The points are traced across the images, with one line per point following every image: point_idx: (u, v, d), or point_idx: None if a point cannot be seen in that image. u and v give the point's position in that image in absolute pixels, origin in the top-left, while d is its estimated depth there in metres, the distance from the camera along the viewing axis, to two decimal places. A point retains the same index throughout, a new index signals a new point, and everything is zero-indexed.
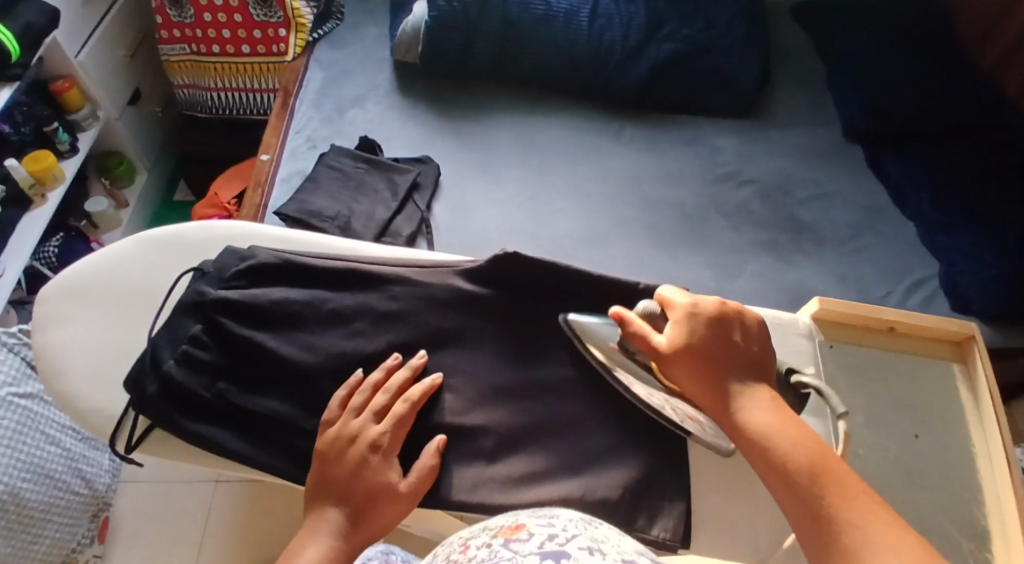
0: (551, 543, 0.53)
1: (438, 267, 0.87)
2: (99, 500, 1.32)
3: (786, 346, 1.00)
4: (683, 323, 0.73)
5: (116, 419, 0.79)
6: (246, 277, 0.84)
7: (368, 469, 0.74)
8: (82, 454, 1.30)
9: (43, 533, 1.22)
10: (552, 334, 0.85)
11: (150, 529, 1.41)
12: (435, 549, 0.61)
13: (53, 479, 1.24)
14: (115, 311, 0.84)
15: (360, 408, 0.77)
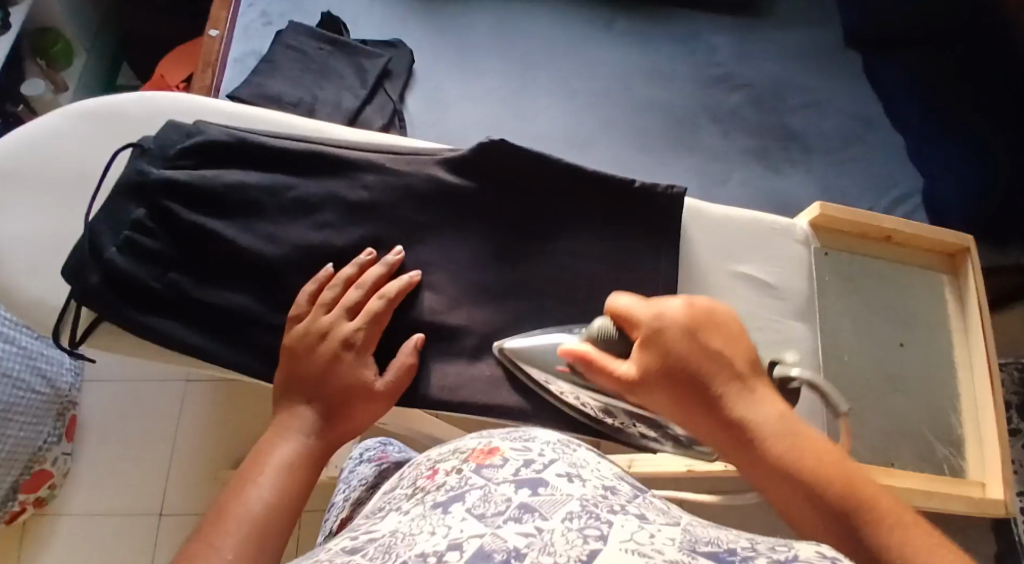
0: (527, 471, 0.48)
1: (415, 155, 0.79)
2: (62, 399, 1.22)
3: (778, 251, 0.94)
4: (648, 344, 0.64)
5: (59, 310, 0.73)
6: (193, 156, 0.76)
7: (342, 366, 0.69)
8: (40, 352, 1.16)
9: (7, 433, 1.10)
10: (536, 233, 0.79)
11: (121, 426, 1.33)
12: (401, 470, 0.57)
13: (11, 378, 1.10)
14: (49, 193, 0.77)
15: (331, 304, 0.71)
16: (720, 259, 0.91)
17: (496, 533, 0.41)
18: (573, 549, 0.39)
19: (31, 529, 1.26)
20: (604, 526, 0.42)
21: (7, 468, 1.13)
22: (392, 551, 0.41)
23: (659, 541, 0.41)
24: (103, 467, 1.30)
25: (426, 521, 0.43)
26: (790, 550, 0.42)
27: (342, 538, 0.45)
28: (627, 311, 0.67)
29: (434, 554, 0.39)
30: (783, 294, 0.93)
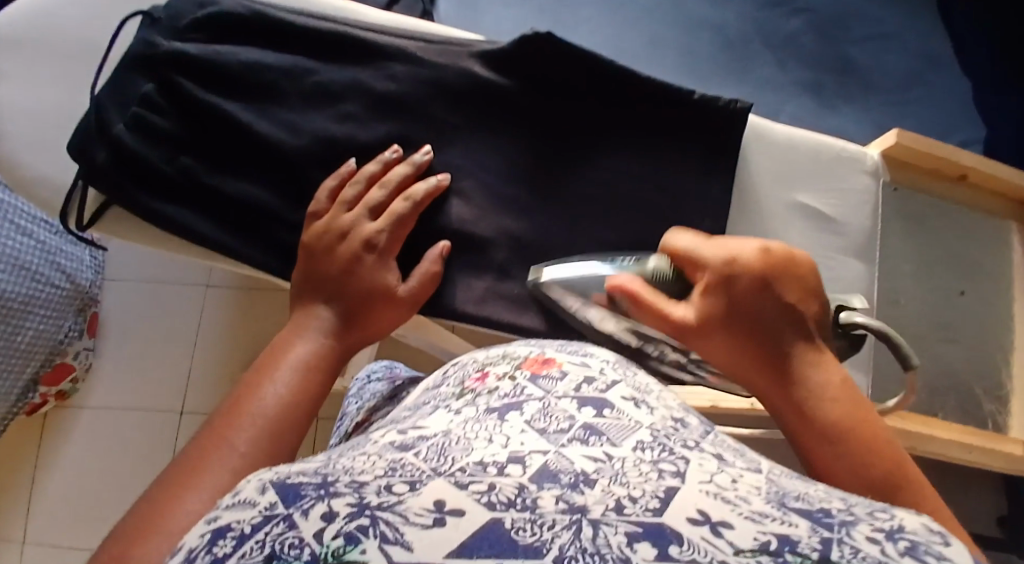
0: (589, 388, 0.41)
1: (448, 44, 0.71)
2: (85, 296, 1.14)
3: (846, 187, 0.76)
4: (714, 289, 0.57)
5: (65, 191, 0.68)
6: (205, 31, 0.70)
7: (362, 269, 0.62)
8: (60, 249, 1.09)
9: (26, 324, 1.05)
10: (574, 141, 0.71)
11: (139, 325, 1.27)
12: (442, 367, 0.51)
13: (29, 271, 1.04)
14: (56, 68, 0.70)
15: (353, 202, 0.65)
16: (771, 185, 0.74)
17: (558, 453, 0.34)
18: (647, 483, 0.33)
19: (53, 420, 1.25)
20: (681, 462, 0.35)
21: (26, 359, 1.08)
22: (446, 452, 0.33)
23: (744, 489, 0.34)
24: (124, 365, 1.26)
25: (478, 426, 0.37)
26: (891, 517, 0.34)
27: (385, 430, 0.38)
28: (691, 250, 0.60)
29: (491, 465, 0.33)
30: (840, 230, 0.75)
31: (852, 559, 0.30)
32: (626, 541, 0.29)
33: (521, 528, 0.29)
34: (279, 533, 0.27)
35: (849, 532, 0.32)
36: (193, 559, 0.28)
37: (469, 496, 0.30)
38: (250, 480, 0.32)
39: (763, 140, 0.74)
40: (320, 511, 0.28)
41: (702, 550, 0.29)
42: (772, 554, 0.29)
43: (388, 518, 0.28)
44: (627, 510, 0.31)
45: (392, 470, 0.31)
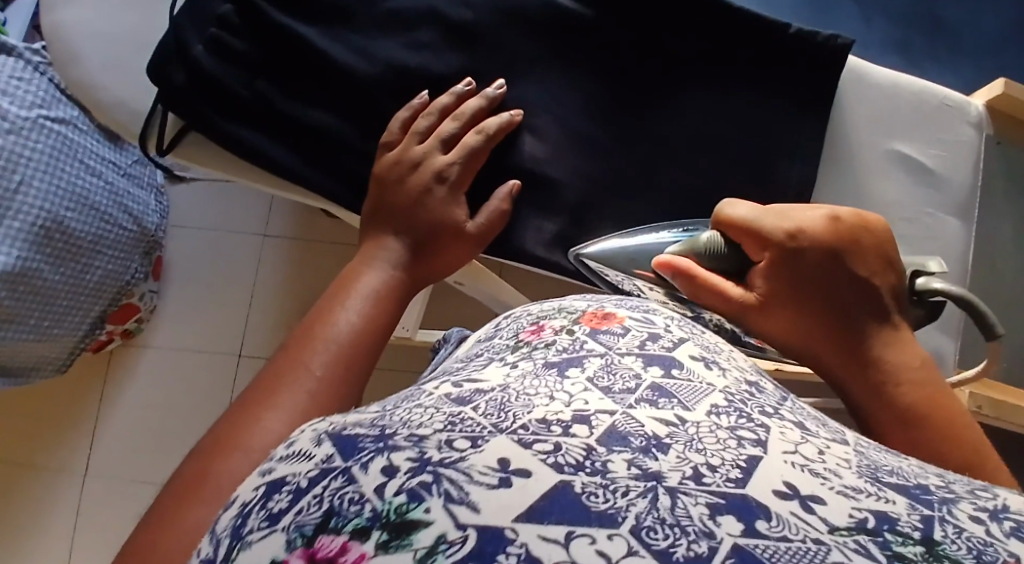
0: (653, 346, 0.36)
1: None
2: (151, 239, 1.16)
3: (945, 134, 0.70)
4: (777, 262, 0.55)
5: (144, 116, 0.66)
6: None
7: (432, 202, 0.61)
8: (128, 192, 1.08)
9: (95, 264, 1.05)
10: (654, 82, 0.67)
11: (201, 269, 1.29)
12: (497, 318, 0.47)
13: (99, 212, 1.03)
14: None
15: (426, 133, 0.63)
16: (866, 133, 0.68)
17: (625, 414, 0.31)
18: (726, 451, 0.29)
19: (118, 358, 1.28)
20: (761, 429, 0.31)
21: (95, 298, 1.09)
22: (506, 407, 0.30)
23: (833, 460, 0.30)
24: (186, 308, 1.28)
25: (537, 382, 0.33)
26: (995, 497, 0.30)
27: (438, 382, 0.36)
28: (747, 220, 0.57)
29: (555, 423, 0.29)
30: (939, 184, 0.69)
31: (955, 539, 0.27)
32: (707, 513, 0.26)
33: (593, 494, 0.26)
34: (337, 487, 0.25)
35: (951, 511, 0.28)
36: (249, 512, 0.26)
37: (535, 457, 0.27)
38: (302, 432, 0.30)
39: (859, 83, 0.69)
40: (379, 465, 0.26)
41: (794, 526, 0.26)
42: (871, 533, 0.26)
43: (450, 475, 0.26)
44: (706, 479, 0.27)
45: (450, 424, 0.28)
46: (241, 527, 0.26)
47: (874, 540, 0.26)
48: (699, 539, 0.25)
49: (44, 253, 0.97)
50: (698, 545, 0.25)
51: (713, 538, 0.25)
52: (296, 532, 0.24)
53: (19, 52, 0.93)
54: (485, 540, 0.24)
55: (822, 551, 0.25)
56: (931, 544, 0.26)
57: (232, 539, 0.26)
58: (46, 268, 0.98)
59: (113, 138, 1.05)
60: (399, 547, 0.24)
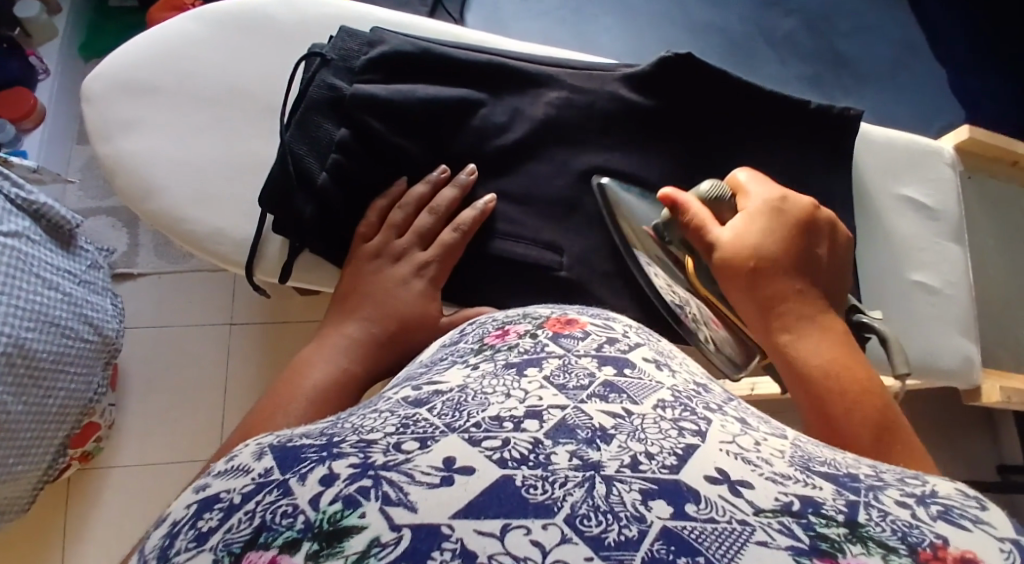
0: (610, 348, 0.37)
1: (593, 70, 0.74)
2: (112, 347, 1.10)
3: (930, 177, 0.79)
4: (763, 211, 0.59)
5: (248, 245, 0.71)
6: (382, 69, 0.70)
7: (409, 293, 0.65)
8: (85, 299, 1.05)
9: (57, 385, 1.00)
10: (706, 150, 0.73)
11: (158, 373, 1.25)
12: (460, 325, 0.47)
13: (59, 327, 0.99)
14: (207, 113, 0.72)
15: (401, 225, 0.69)
16: (880, 180, 0.78)
17: (576, 408, 0.31)
18: (665, 440, 0.30)
19: (78, 485, 1.18)
20: (702, 421, 0.32)
21: (58, 423, 1.04)
22: (461, 406, 0.31)
23: (767, 451, 0.31)
24: (151, 420, 1.23)
25: (495, 380, 0.33)
26: (923, 483, 0.31)
27: (399, 387, 0.36)
28: (746, 189, 0.62)
29: (506, 419, 0.30)
30: (940, 217, 0.78)
31: (880, 522, 0.28)
32: (640, 498, 0.27)
33: (532, 486, 0.27)
34: (271, 502, 0.26)
35: (877, 497, 0.29)
36: (179, 533, 0.26)
37: (480, 453, 0.28)
38: (248, 446, 0.31)
39: (865, 142, 0.78)
40: (318, 475, 0.26)
41: (721, 509, 0.27)
42: (796, 515, 0.27)
43: (391, 477, 0.26)
44: (642, 467, 0.28)
45: (403, 427, 0.29)
46: (168, 548, 0.26)
47: (798, 522, 0.27)
48: (630, 523, 0.26)
49: (5, 383, 0.92)
50: (629, 529, 0.26)
51: (643, 521, 0.26)
52: (224, 550, 0.25)
53: None
54: (420, 539, 0.24)
55: (747, 533, 0.26)
56: (856, 527, 0.27)
57: (159, 560, 0.25)
58: (9, 400, 0.94)
59: (64, 246, 1.04)
60: (329, 555, 0.24)
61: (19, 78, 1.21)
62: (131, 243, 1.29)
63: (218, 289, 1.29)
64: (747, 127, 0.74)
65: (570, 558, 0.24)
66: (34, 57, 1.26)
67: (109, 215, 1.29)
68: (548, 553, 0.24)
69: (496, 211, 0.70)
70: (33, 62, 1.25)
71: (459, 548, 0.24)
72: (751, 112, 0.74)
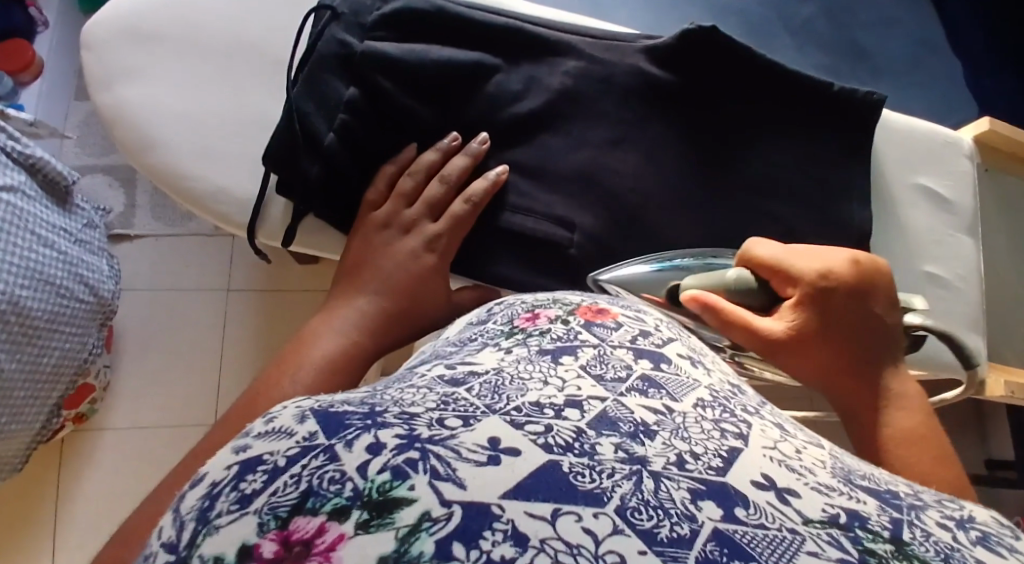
0: (644, 341, 0.36)
1: (612, 39, 0.72)
2: (109, 309, 1.09)
3: (947, 168, 0.78)
4: (802, 303, 0.53)
5: (254, 206, 0.69)
6: (394, 29, 0.68)
7: (417, 266, 0.64)
8: (81, 258, 1.02)
9: (50, 345, 0.98)
10: (724, 128, 0.72)
11: (153, 336, 1.23)
12: (485, 305, 0.46)
13: (54, 286, 0.96)
14: (211, 64, 0.70)
15: (411, 195, 0.67)
16: (897, 170, 0.76)
17: (616, 400, 0.30)
18: (709, 440, 0.28)
19: (71, 445, 1.16)
20: (744, 424, 0.30)
21: (51, 384, 1.02)
22: (500, 388, 0.29)
23: (809, 458, 0.29)
24: (145, 381, 1.21)
25: (531, 366, 0.32)
26: (961, 507, 0.30)
27: (429, 363, 0.35)
28: (777, 261, 0.56)
29: (547, 406, 0.28)
30: (955, 209, 0.77)
31: (924, 542, 0.26)
32: (689, 497, 0.25)
33: (580, 474, 0.25)
34: (316, 467, 0.24)
35: (918, 516, 0.28)
36: (217, 495, 0.25)
37: (524, 436, 0.26)
38: (284, 407, 0.29)
39: (883, 130, 0.77)
40: (364, 443, 0.25)
41: (770, 515, 0.25)
42: (843, 528, 0.26)
43: (439, 451, 0.25)
44: (689, 466, 0.27)
45: (443, 404, 0.28)
46: (208, 510, 0.24)
47: (847, 534, 0.25)
48: (681, 522, 0.24)
49: None
50: (681, 527, 0.24)
51: (694, 521, 0.25)
52: (269, 514, 0.23)
53: None
54: (470, 517, 0.23)
55: (797, 542, 0.25)
56: (901, 545, 0.26)
57: (199, 521, 0.24)
58: (1, 357, 0.92)
59: (59, 204, 1.02)
60: (379, 525, 0.23)
61: (20, 29, 1.19)
62: (127, 203, 1.26)
63: (214, 253, 1.27)
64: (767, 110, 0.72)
65: (623, 550, 0.23)
66: (34, 7, 1.23)
67: (105, 173, 1.27)
68: (600, 543, 0.23)
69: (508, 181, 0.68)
70: (32, 13, 1.22)
71: (510, 529, 0.23)
72: (771, 95, 0.72)
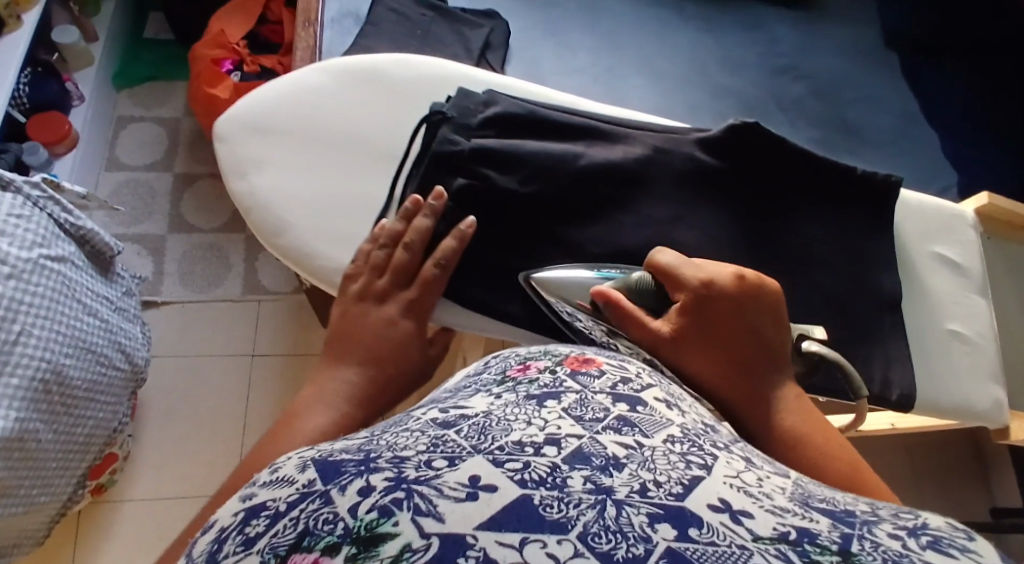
0: (624, 386, 0.38)
1: (669, 133, 0.76)
2: (138, 376, 1.13)
3: (957, 239, 0.80)
4: (691, 306, 0.58)
5: None
6: (494, 128, 0.72)
7: (397, 332, 0.64)
8: (120, 327, 1.07)
9: (85, 416, 1.02)
10: (739, 198, 0.74)
11: (178, 402, 1.26)
12: (484, 357, 0.49)
13: (95, 354, 1.01)
14: (339, 160, 0.74)
15: (383, 265, 0.67)
16: (916, 241, 0.79)
17: (591, 438, 0.32)
18: (674, 471, 0.31)
19: (88, 519, 1.17)
20: (709, 458, 0.33)
21: (83, 455, 1.06)
22: (486, 430, 0.32)
23: (769, 487, 0.32)
24: (167, 451, 1.23)
25: (517, 409, 0.34)
26: (916, 516, 0.31)
27: (425, 411, 0.37)
28: (672, 267, 0.61)
29: (528, 444, 0.31)
30: (966, 275, 0.79)
31: (873, 552, 0.28)
32: (647, 520, 0.27)
33: (549, 505, 0.27)
34: (313, 510, 0.27)
35: (870, 530, 0.29)
36: (226, 539, 0.28)
37: (503, 473, 0.29)
38: (289, 460, 0.32)
39: (905, 207, 0.79)
40: (357, 486, 0.27)
41: (721, 533, 0.27)
42: (792, 543, 0.27)
43: (422, 491, 0.27)
44: (651, 493, 0.29)
45: (432, 445, 0.30)
46: (217, 552, 0.27)
47: (794, 549, 0.27)
48: (637, 542, 0.27)
49: (41, 411, 0.93)
50: (636, 548, 0.26)
51: (649, 542, 0.27)
52: (270, 553, 0.26)
53: (17, 186, 0.94)
54: (447, 546, 0.25)
55: (745, 555, 0.26)
56: (849, 556, 0.27)
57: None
58: (41, 427, 0.94)
59: (104, 273, 1.07)
60: (366, 558, 0.25)
61: (55, 103, 1.26)
62: (156, 271, 1.32)
63: (240, 320, 1.31)
64: (802, 190, 0.76)
65: None
66: (71, 83, 1.31)
67: (134, 243, 1.33)
68: None
69: (539, 248, 0.70)
70: (68, 88, 1.30)
71: (481, 556, 0.25)
72: (814, 182, 0.76)
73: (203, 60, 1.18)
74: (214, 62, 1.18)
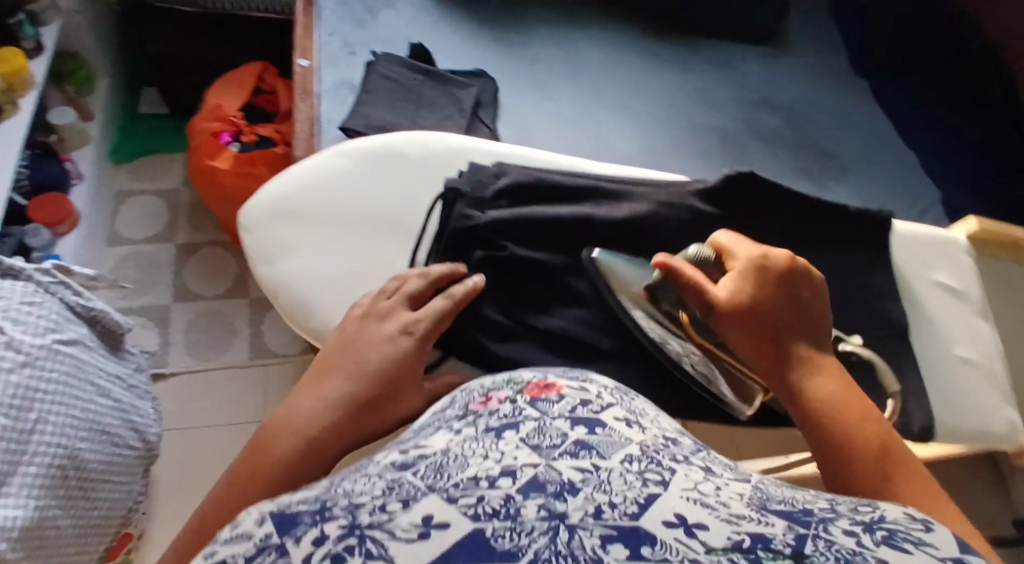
0: (583, 409, 0.38)
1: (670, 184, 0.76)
2: (153, 453, 1.11)
3: (956, 264, 0.79)
4: (747, 273, 0.58)
5: None
6: (508, 197, 0.73)
7: (392, 350, 0.59)
8: (132, 405, 1.07)
9: (101, 496, 1.01)
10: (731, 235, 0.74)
11: (187, 474, 1.23)
12: (451, 395, 0.49)
13: (108, 435, 1.00)
14: (361, 237, 0.75)
15: (390, 292, 0.65)
16: (917, 270, 0.78)
17: (547, 466, 0.32)
18: (629, 490, 0.30)
19: None
20: (666, 472, 0.32)
21: (100, 534, 1.03)
22: (443, 468, 0.32)
23: (726, 494, 0.31)
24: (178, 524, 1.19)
25: (473, 444, 0.34)
26: (874, 510, 0.33)
27: (387, 451, 0.37)
28: (730, 247, 0.61)
29: (483, 479, 0.31)
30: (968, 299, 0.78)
31: (825, 551, 0.28)
32: (599, 543, 0.27)
33: (501, 535, 0.27)
34: None
35: (825, 527, 0.30)
36: None
37: (457, 508, 0.29)
38: (255, 510, 0.33)
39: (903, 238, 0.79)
40: (312, 537, 0.28)
41: (674, 549, 0.27)
42: (745, 551, 0.27)
43: (375, 537, 0.28)
44: (605, 514, 0.28)
45: (389, 489, 0.30)
46: None
47: (747, 557, 0.27)
48: None
49: (57, 496, 0.93)
50: None
51: None
52: None
53: (29, 275, 0.96)
54: None
55: None
56: (801, 559, 0.27)
57: None
58: (59, 513, 0.93)
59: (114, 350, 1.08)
60: None
61: (56, 185, 1.29)
62: (162, 342, 1.33)
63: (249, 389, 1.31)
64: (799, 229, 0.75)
65: None
66: (70, 162, 1.34)
67: (139, 314, 1.35)
68: None
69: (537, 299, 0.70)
70: (68, 167, 1.33)
71: None
72: (815, 222, 0.76)
73: (203, 134, 1.22)
74: (213, 135, 1.22)
